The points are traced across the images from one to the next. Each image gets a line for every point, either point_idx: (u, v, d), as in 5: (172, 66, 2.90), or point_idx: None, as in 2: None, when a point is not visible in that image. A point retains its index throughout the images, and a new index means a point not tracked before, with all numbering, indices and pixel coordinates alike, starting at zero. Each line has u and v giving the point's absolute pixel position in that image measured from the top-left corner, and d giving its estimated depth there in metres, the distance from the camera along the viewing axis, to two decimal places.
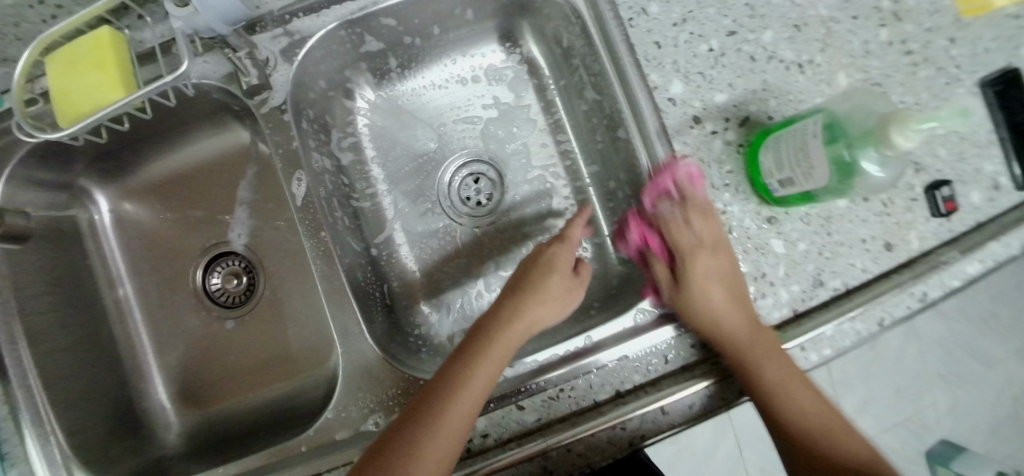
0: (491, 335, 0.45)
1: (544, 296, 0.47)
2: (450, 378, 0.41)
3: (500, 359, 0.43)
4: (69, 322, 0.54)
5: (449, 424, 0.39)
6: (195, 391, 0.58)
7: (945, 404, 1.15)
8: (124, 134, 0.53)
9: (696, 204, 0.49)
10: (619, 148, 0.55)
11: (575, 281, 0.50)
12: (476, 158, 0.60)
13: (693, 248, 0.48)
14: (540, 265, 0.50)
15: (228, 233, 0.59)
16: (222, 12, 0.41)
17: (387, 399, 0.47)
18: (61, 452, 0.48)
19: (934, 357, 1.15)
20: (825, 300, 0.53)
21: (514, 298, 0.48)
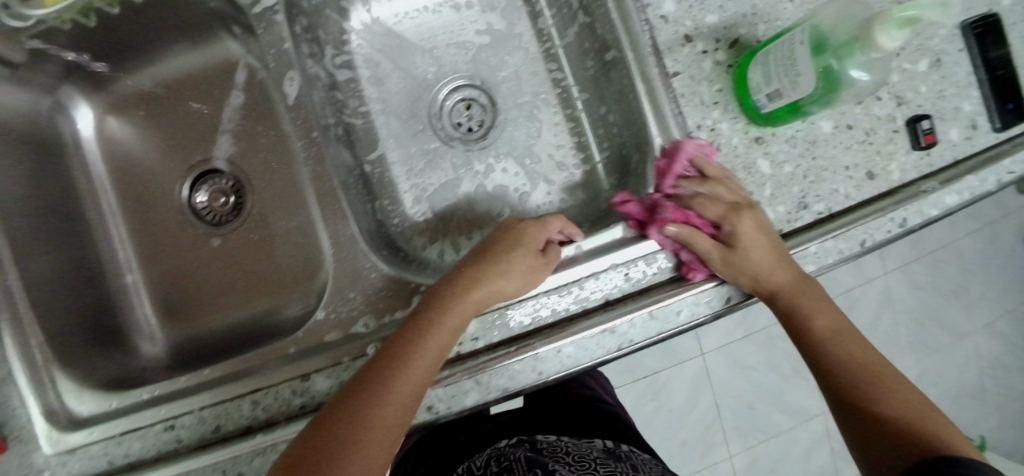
0: (447, 309, 0.44)
1: (503, 272, 0.46)
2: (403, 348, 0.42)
3: (452, 332, 0.43)
4: (49, 231, 0.53)
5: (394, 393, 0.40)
6: (180, 307, 0.58)
7: (916, 371, 1.10)
8: (109, 38, 0.52)
9: (716, 175, 0.48)
10: (610, 70, 0.55)
11: (539, 259, 0.47)
12: (468, 83, 0.60)
13: (726, 212, 0.46)
14: (510, 243, 0.48)
15: (215, 150, 0.59)
16: None
17: (377, 301, 0.48)
18: (41, 353, 0.48)
19: (906, 326, 1.09)
20: (809, 222, 0.55)
21: (476, 277, 0.46)
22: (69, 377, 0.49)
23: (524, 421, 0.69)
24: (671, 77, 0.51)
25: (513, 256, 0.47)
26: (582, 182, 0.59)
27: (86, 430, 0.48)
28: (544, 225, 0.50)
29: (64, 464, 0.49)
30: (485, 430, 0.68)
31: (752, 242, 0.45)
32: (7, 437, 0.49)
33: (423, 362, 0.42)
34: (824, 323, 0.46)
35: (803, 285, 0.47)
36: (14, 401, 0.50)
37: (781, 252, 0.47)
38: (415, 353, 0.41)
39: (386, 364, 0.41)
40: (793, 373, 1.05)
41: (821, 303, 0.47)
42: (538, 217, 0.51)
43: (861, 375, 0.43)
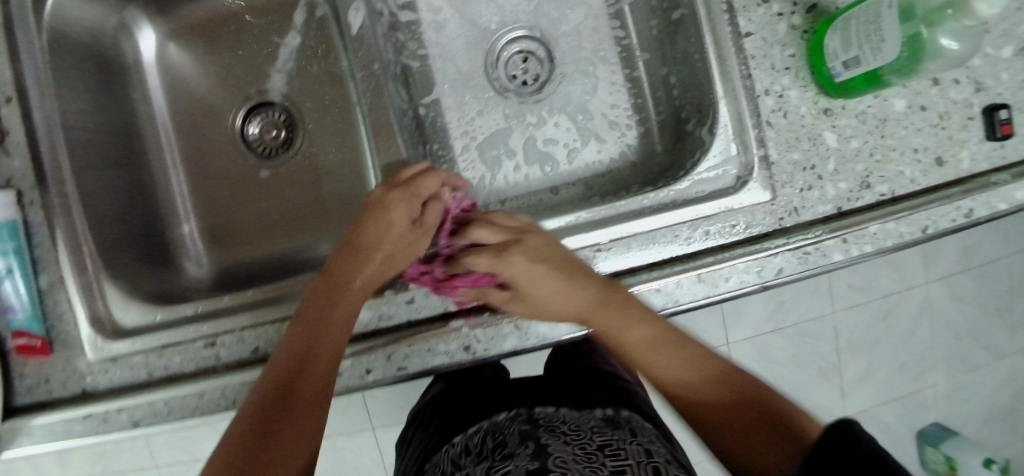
0: (332, 300, 0.44)
1: (378, 249, 0.45)
2: (301, 346, 0.42)
3: (344, 320, 0.43)
4: (107, 146, 0.55)
5: (305, 393, 0.41)
6: (225, 234, 0.58)
7: (945, 387, 1.02)
8: None
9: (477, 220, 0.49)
10: (677, 29, 0.53)
11: (415, 233, 0.47)
12: (527, 35, 0.59)
13: (491, 258, 0.46)
14: (379, 219, 0.46)
15: (270, 82, 0.59)
16: None
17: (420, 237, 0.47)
18: (91, 262, 0.50)
19: (943, 339, 1.00)
20: (870, 203, 0.52)
21: (350, 259, 0.45)
22: (117, 289, 0.50)
23: (530, 388, 0.63)
24: (742, 37, 0.49)
25: (387, 234, 0.46)
26: (637, 143, 0.58)
27: (128, 341, 0.49)
28: (410, 189, 0.46)
29: (106, 370, 0.50)
30: (488, 394, 0.63)
31: (532, 279, 0.45)
32: (53, 340, 0.51)
33: (325, 354, 0.42)
34: (644, 335, 0.44)
35: (605, 301, 0.43)
36: (62, 306, 0.51)
37: (568, 271, 0.44)
38: (308, 346, 0.42)
39: (286, 366, 0.41)
40: (818, 374, 0.99)
41: (639, 315, 0.44)
42: (406, 180, 0.47)
43: (707, 406, 0.42)
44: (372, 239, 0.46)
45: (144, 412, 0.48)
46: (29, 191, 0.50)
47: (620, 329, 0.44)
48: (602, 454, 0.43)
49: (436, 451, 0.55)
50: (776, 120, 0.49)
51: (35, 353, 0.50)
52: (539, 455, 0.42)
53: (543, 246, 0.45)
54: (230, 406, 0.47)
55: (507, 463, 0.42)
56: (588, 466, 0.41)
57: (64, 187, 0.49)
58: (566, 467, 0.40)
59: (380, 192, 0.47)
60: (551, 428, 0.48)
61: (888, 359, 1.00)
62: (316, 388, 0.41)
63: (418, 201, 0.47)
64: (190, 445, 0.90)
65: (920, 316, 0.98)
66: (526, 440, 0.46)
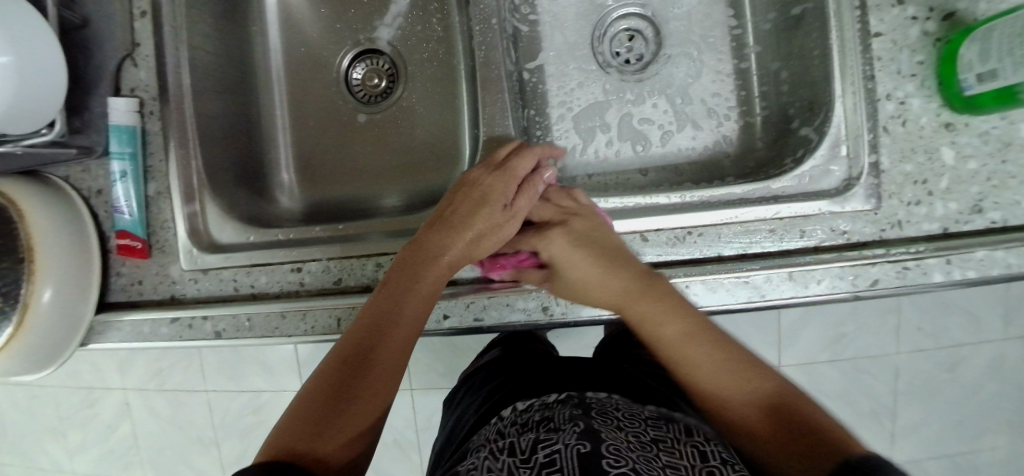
0: (419, 273, 0.44)
1: (466, 230, 0.46)
2: (381, 317, 0.43)
3: (425, 296, 0.44)
4: (223, 72, 0.57)
5: (378, 365, 0.41)
6: (317, 171, 0.60)
7: (1003, 451, 0.95)
8: None
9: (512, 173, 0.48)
10: (797, 23, 0.52)
11: (503, 215, 0.48)
12: (638, 14, 0.59)
13: (538, 236, 0.48)
14: (472, 198, 0.47)
15: (379, 31, 0.60)
16: None
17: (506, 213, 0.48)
18: (197, 177, 0.53)
19: (1011, 401, 0.93)
20: (979, 228, 0.49)
21: (441, 236, 0.46)
22: (217, 206, 0.53)
23: (581, 368, 0.62)
24: (871, 36, 0.47)
25: (477, 217, 0.47)
26: (735, 137, 0.57)
27: (222, 254, 0.51)
28: (507, 174, 0.48)
29: (195, 280, 0.53)
30: (539, 369, 0.62)
31: (566, 260, 0.46)
32: (152, 245, 0.54)
33: (406, 323, 0.43)
34: (677, 329, 0.42)
35: (649, 291, 0.43)
36: (165, 215, 0.54)
37: (613, 255, 0.44)
38: (391, 314, 0.43)
39: (364, 335, 0.42)
40: (867, 414, 0.95)
41: (669, 310, 0.43)
42: (502, 165, 0.48)
43: (728, 378, 0.41)
44: (462, 220, 0.47)
45: (227, 324, 0.50)
46: (150, 102, 0.53)
47: (653, 322, 0.43)
48: (655, 437, 0.41)
49: (484, 422, 0.54)
50: (894, 127, 0.48)
51: (135, 254, 0.53)
52: (590, 436, 0.40)
53: (592, 230, 0.46)
54: (310, 331, 0.49)
55: (554, 439, 0.41)
56: (640, 451, 0.39)
57: (181, 103, 0.52)
58: (618, 453, 0.38)
59: (476, 176, 0.48)
60: (604, 410, 0.47)
61: (945, 410, 0.94)
62: (392, 356, 0.42)
63: (511, 184, 0.47)
64: (239, 375, 0.95)
65: (988, 371, 0.92)
66: (575, 419, 0.44)
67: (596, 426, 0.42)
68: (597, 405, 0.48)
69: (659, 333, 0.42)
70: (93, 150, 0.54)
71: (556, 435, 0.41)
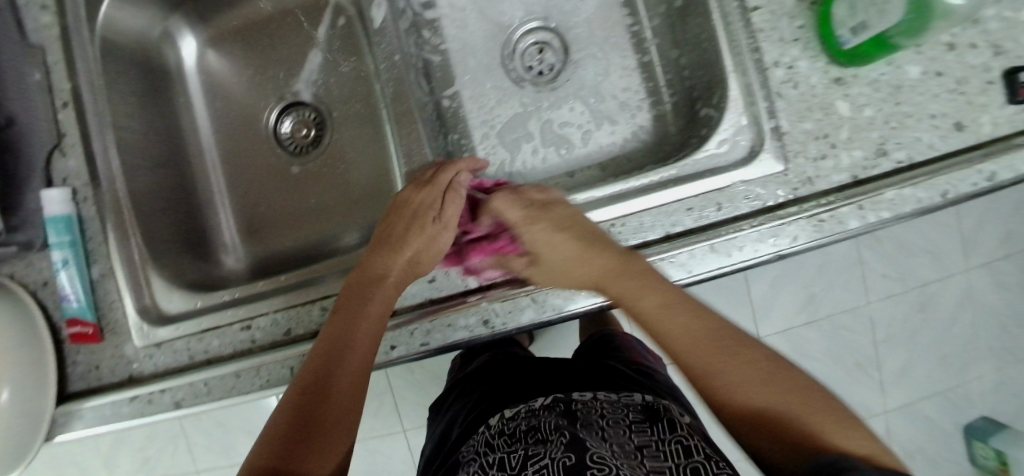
0: (367, 299, 0.45)
1: (400, 248, 0.48)
2: (336, 343, 0.44)
3: (379, 318, 0.45)
4: (153, 148, 0.58)
5: (341, 389, 0.43)
6: (260, 228, 0.61)
7: (992, 381, 0.97)
8: None
9: (438, 187, 0.50)
10: (685, 11, 0.55)
11: (437, 229, 0.48)
12: (541, 27, 0.61)
13: (522, 219, 0.48)
14: (405, 220, 0.49)
15: (299, 83, 0.61)
16: None
17: (433, 223, 0.49)
18: (138, 254, 0.53)
19: (988, 329, 0.95)
20: (887, 171, 0.51)
21: (382, 261, 0.47)
22: (162, 278, 0.53)
23: (568, 368, 0.61)
24: (750, 11, 0.51)
25: (412, 235, 0.48)
26: (651, 126, 0.60)
27: (173, 325, 0.52)
28: (432, 189, 0.49)
29: (151, 355, 0.53)
30: (526, 372, 0.61)
31: (543, 245, 0.46)
32: (103, 328, 0.54)
33: (361, 346, 0.44)
34: (652, 301, 0.41)
35: (627, 266, 0.42)
36: (112, 296, 0.54)
37: (590, 239, 0.43)
38: (344, 342, 0.44)
39: (323, 362, 0.43)
40: (855, 368, 0.96)
41: (645, 283, 0.41)
42: (428, 180, 0.50)
43: (705, 353, 0.40)
44: (399, 238, 0.48)
45: (185, 393, 0.51)
46: (82, 189, 0.54)
47: (629, 297, 0.42)
48: (641, 443, 0.43)
49: (470, 432, 0.53)
50: (787, 91, 0.51)
51: (87, 340, 0.54)
52: (575, 446, 0.42)
53: (571, 216, 0.46)
54: (266, 385, 0.49)
55: (542, 452, 0.43)
56: (623, 460, 0.41)
57: (115, 186, 0.53)
58: (601, 463, 0.40)
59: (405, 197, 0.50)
60: (587, 411, 0.48)
61: (928, 350, 0.96)
62: (351, 381, 0.44)
63: (437, 195, 0.49)
64: (227, 445, 0.93)
65: (960, 306, 0.94)
66: (562, 427, 0.46)
67: (582, 436, 0.44)
68: (584, 410, 0.49)
69: (637, 305, 0.42)
70: (33, 244, 0.54)
71: (544, 448, 0.43)
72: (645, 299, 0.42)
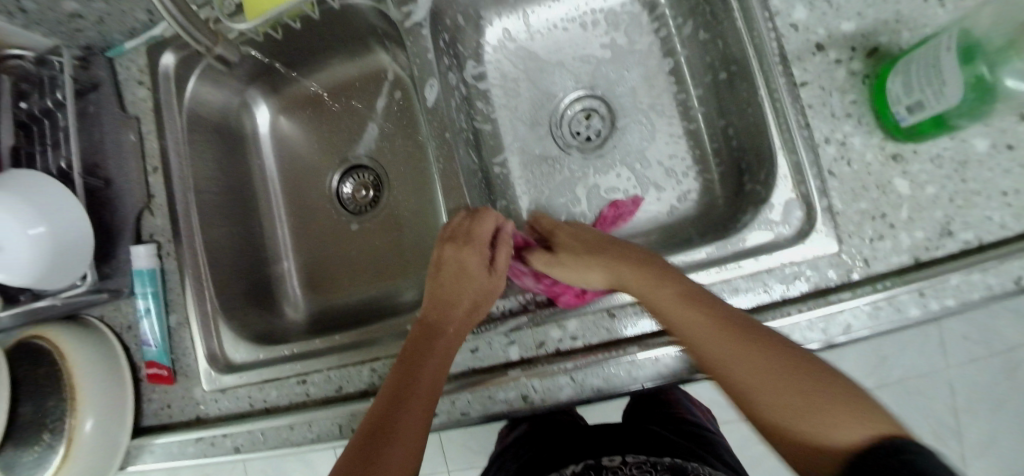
0: (428, 349, 0.46)
1: (454, 301, 0.49)
2: (399, 388, 0.44)
3: (439, 366, 0.46)
4: (227, 205, 0.63)
5: (400, 436, 0.42)
6: (318, 281, 0.65)
7: None
8: (276, 41, 0.58)
9: (478, 241, 0.50)
10: (733, 82, 0.56)
11: (492, 279, 0.50)
12: (589, 94, 0.63)
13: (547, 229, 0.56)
14: (458, 270, 0.51)
15: (359, 147, 0.65)
16: None
17: (484, 278, 0.50)
18: (211, 306, 0.58)
19: None
20: (952, 252, 0.48)
21: (440, 305, 0.49)
22: (230, 330, 0.58)
23: (609, 433, 0.61)
24: (799, 86, 0.50)
25: (465, 287, 0.50)
26: (698, 194, 0.60)
27: (238, 374, 0.56)
28: (473, 246, 0.50)
29: (216, 399, 0.58)
30: (564, 438, 0.61)
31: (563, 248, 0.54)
32: (177, 370, 0.59)
33: (419, 393, 0.44)
34: (670, 291, 0.43)
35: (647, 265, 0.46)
36: (185, 343, 0.59)
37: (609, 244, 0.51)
38: (410, 383, 0.44)
39: (384, 409, 0.43)
40: (932, 438, 0.88)
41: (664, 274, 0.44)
42: (467, 233, 0.51)
43: (715, 339, 0.40)
44: (453, 289, 0.50)
45: (244, 439, 0.55)
46: (166, 244, 0.60)
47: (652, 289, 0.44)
48: None
49: None
50: (839, 168, 0.50)
51: (162, 381, 0.58)
52: None
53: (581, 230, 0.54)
54: (316, 439, 0.52)
55: None
56: None
57: (193, 242, 0.58)
58: None
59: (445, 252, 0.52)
60: None
61: (1015, 420, 0.87)
62: (416, 419, 0.43)
63: (481, 250, 0.50)
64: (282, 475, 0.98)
65: None
66: None
67: None
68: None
69: (656, 296, 0.43)
70: (121, 291, 0.60)
71: None
72: (657, 292, 0.43)
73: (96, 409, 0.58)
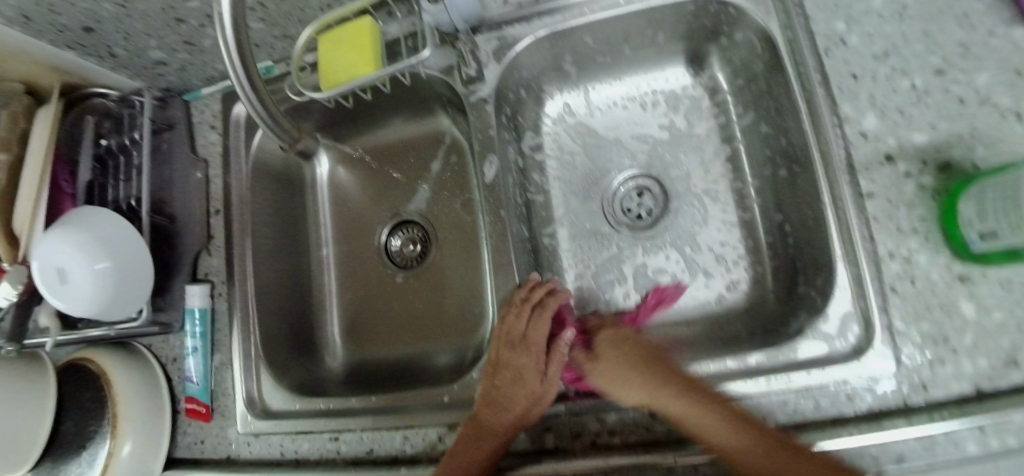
0: (474, 451, 0.46)
1: (503, 402, 0.49)
2: None
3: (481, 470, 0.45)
4: (281, 251, 0.65)
5: None
6: (360, 332, 0.66)
7: None
8: (340, 110, 0.63)
9: (535, 341, 0.51)
10: (794, 181, 0.55)
11: (543, 385, 0.50)
12: (643, 172, 0.64)
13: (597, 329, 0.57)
14: (511, 372, 0.50)
15: (411, 203, 0.67)
16: (461, 8, 0.50)
17: (537, 379, 0.50)
18: (254, 349, 0.60)
19: None
20: (1020, 385, 0.45)
21: (493, 403, 0.49)
22: (271, 379, 0.59)
23: None
24: (864, 197, 0.49)
25: (516, 389, 0.49)
26: (749, 286, 0.60)
27: (272, 421, 0.57)
28: (530, 347, 0.51)
29: (249, 442, 0.59)
30: None
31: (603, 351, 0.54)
32: (214, 408, 0.60)
33: None
34: (694, 411, 0.44)
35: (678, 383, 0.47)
36: (226, 383, 0.60)
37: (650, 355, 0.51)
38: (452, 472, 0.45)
39: None
40: None
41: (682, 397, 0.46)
42: (524, 334, 0.52)
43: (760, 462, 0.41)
44: (504, 388, 0.50)
45: None
46: (218, 285, 0.61)
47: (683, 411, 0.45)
48: None
49: None
50: (900, 287, 0.48)
51: (199, 417, 0.60)
52: None
53: (615, 334, 0.55)
54: None
55: None
56: None
57: (245, 285, 0.60)
58: None
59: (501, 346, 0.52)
60: None
61: None
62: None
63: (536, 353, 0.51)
64: None
65: None
66: None
67: None
68: None
69: (693, 422, 0.44)
70: (172, 325, 0.61)
71: None
72: (690, 417, 0.44)
73: (133, 431, 0.59)
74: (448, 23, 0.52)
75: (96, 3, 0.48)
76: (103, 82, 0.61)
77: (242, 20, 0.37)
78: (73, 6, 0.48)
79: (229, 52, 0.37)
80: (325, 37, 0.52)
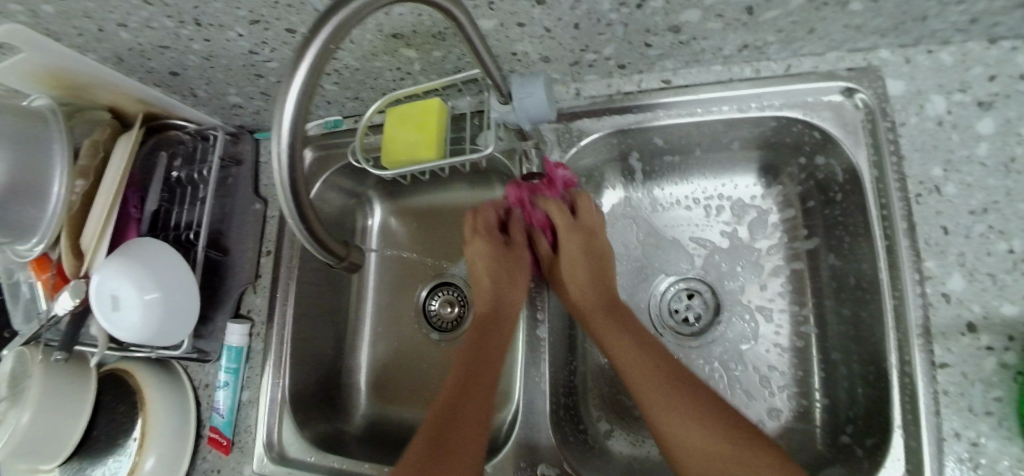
0: (486, 346, 0.53)
1: (494, 283, 0.58)
2: (454, 388, 0.49)
3: (493, 369, 0.51)
4: (322, 296, 0.66)
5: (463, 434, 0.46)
6: (386, 387, 0.66)
7: None
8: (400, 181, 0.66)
9: (485, 219, 0.61)
10: (858, 325, 0.52)
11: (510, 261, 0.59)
12: (695, 276, 0.62)
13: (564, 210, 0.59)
14: (490, 253, 0.59)
15: (456, 266, 0.67)
16: (533, 115, 0.47)
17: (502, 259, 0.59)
18: (281, 395, 0.59)
19: None
20: None
21: (495, 297, 0.57)
22: (293, 425, 0.58)
23: None
24: (936, 366, 0.44)
25: (480, 262, 0.59)
26: (791, 419, 0.57)
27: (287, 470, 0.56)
28: (487, 237, 0.60)
29: None
30: None
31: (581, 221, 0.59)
32: (235, 440, 0.61)
33: (475, 395, 0.49)
34: (607, 325, 0.53)
35: (605, 293, 0.56)
36: (250, 419, 0.62)
37: (597, 256, 0.58)
38: (469, 379, 0.50)
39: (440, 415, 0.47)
40: None
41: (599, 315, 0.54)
42: (474, 230, 0.60)
43: (645, 354, 0.50)
44: (483, 268, 0.59)
45: None
46: (258, 324, 0.63)
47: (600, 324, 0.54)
48: None
49: None
50: None
51: (220, 448, 0.61)
52: None
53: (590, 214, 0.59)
54: None
55: None
56: None
57: (283, 328, 0.61)
58: None
59: (476, 221, 0.61)
60: None
61: None
62: (481, 423, 0.48)
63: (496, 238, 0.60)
64: None
65: None
66: None
67: None
68: None
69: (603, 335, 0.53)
70: (208, 356, 0.64)
71: None
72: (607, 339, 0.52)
73: (159, 444, 0.61)
74: (514, 124, 0.50)
75: (183, 54, 0.51)
76: (183, 114, 0.65)
77: (300, 134, 0.35)
78: (162, 55, 0.52)
79: (281, 166, 0.36)
80: (393, 111, 0.52)
